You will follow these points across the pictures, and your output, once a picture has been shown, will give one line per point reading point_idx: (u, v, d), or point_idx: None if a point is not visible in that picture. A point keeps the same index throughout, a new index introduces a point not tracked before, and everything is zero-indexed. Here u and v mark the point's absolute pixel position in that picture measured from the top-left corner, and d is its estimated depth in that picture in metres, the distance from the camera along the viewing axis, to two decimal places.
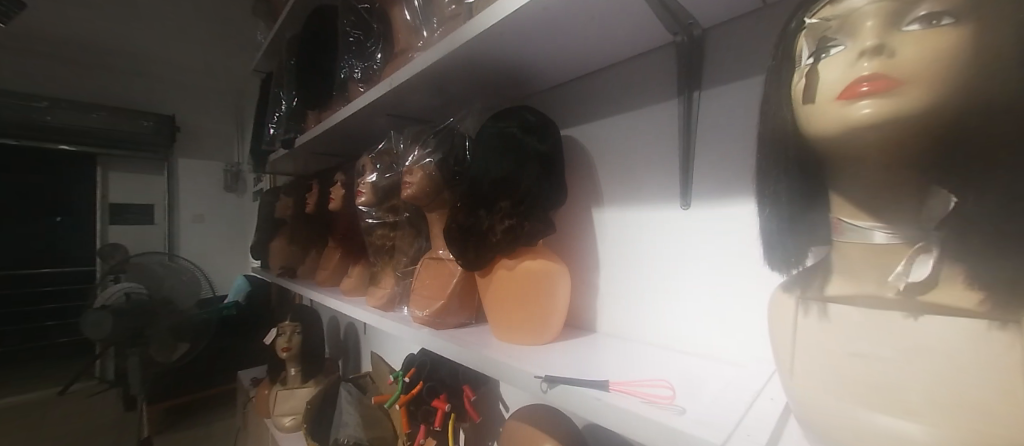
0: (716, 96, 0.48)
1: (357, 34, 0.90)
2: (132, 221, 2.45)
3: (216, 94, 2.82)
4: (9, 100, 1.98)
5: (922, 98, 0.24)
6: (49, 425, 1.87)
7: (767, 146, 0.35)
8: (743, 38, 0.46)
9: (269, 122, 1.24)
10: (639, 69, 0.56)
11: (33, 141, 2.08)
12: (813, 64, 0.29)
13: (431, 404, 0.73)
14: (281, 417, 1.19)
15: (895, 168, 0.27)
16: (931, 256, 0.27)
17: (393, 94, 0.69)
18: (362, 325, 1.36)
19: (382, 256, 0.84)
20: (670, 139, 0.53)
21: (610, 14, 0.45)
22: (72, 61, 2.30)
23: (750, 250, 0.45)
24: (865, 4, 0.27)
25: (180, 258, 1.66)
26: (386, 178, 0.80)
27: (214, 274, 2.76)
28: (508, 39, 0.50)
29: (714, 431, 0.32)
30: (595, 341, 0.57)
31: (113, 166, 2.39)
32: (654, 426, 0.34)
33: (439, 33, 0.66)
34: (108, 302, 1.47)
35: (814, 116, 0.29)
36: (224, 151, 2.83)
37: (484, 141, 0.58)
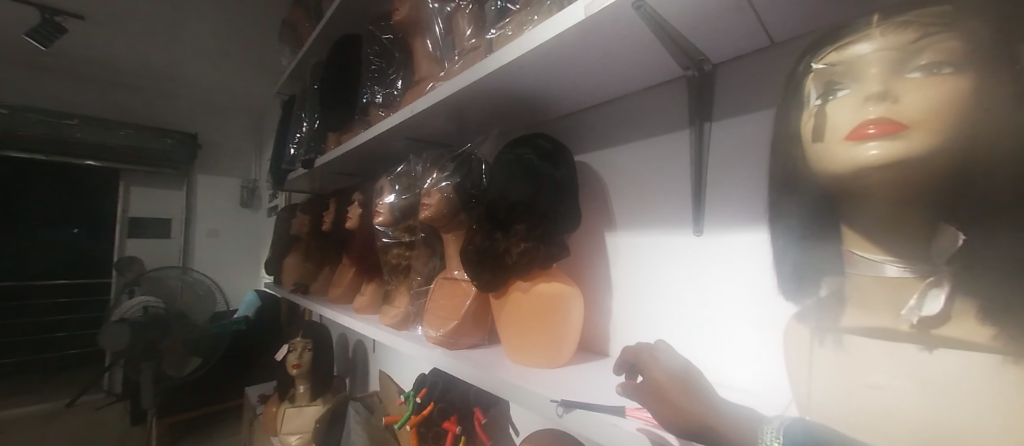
0: (727, 128, 0.50)
1: (379, 62, 0.96)
2: (149, 235, 2.50)
3: (236, 113, 2.91)
4: (42, 117, 2.06)
5: (930, 142, 0.26)
6: (56, 437, 1.86)
7: (779, 178, 0.37)
8: (751, 74, 0.48)
9: (290, 142, 1.29)
10: (652, 100, 0.58)
11: (62, 157, 2.15)
12: (822, 106, 0.31)
13: (442, 426, 0.73)
14: (288, 436, 1.20)
15: (905, 206, 0.28)
16: (942, 290, 0.28)
17: (414, 120, 0.72)
18: (372, 343, 1.36)
19: (397, 275, 0.86)
20: (683, 168, 0.54)
21: (630, 49, 0.47)
22: (101, 80, 2.40)
23: (767, 279, 0.46)
24: (870, 53, 0.29)
25: (195, 272, 1.68)
26: (404, 199, 0.82)
27: (225, 289, 2.79)
28: (528, 71, 0.53)
29: (691, 392, 0.34)
30: (608, 365, 0.58)
31: (136, 182, 2.46)
32: None
33: (459, 63, 0.68)
34: (126, 315, 1.51)
35: (825, 154, 0.30)
36: (241, 168, 2.91)
37: (503, 167, 0.60)
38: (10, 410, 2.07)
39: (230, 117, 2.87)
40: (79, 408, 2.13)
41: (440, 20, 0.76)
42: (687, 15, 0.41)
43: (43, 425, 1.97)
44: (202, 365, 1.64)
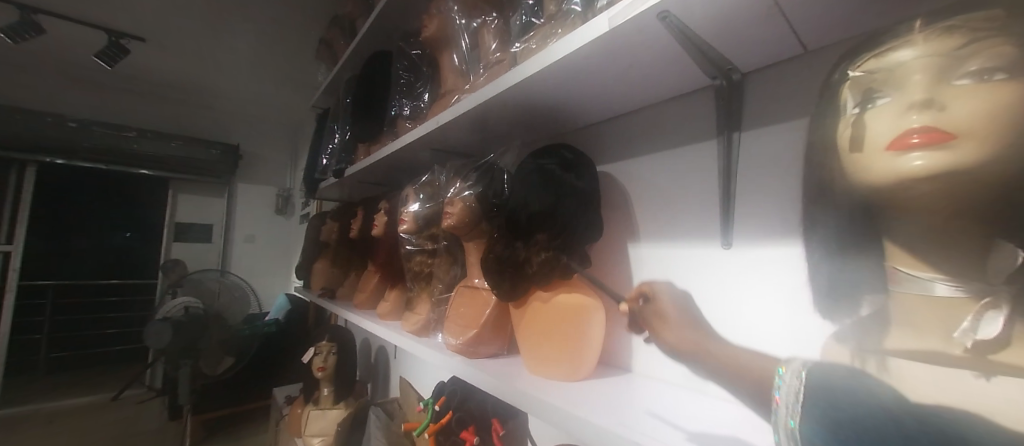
0: (757, 138, 0.48)
1: (408, 76, 0.99)
2: (192, 239, 2.64)
3: (275, 124, 3.06)
4: (104, 129, 2.23)
5: (982, 153, 0.24)
6: (101, 429, 1.97)
7: (814, 190, 0.35)
8: (782, 82, 0.46)
9: (323, 153, 1.34)
10: (678, 110, 0.57)
11: (118, 166, 2.32)
12: (859, 114, 0.29)
13: (460, 436, 0.73)
14: (311, 438, 1.21)
15: (954, 220, 0.26)
16: (1001, 313, 0.26)
17: (439, 131, 0.73)
18: (394, 349, 1.38)
19: (419, 282, 0.87)
20: (711, 179, 0.52)
21: (655, 61, 0.47)
22: (156, 95, 2.59)
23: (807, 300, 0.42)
24: (913, 59, 0.27)
25: (232, 275, 1.76)
26: (427, 207, 0.83)
27: (259, 292, 2.90)
28: (551, 83, 0.53)
29: None
30: (629, 380, 0.56)
31: (183, 189, 2.62)
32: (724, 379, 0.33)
33: (484, 75, 0.69)
34: (169, 315, 1.57)
35: (864, 166, 0.28)
36: (278, 177, 3.04)
37: (525, 177, 0.60)
38: (62, 400, 2.20)
39: (269, 130, 3.03)
40: (123, 402, 2.26)
41: (466, 35, 0.77)
42: (715, 26, 0.40)
43: (90, 417, 2.08)
44: (234, 365, 1.70)
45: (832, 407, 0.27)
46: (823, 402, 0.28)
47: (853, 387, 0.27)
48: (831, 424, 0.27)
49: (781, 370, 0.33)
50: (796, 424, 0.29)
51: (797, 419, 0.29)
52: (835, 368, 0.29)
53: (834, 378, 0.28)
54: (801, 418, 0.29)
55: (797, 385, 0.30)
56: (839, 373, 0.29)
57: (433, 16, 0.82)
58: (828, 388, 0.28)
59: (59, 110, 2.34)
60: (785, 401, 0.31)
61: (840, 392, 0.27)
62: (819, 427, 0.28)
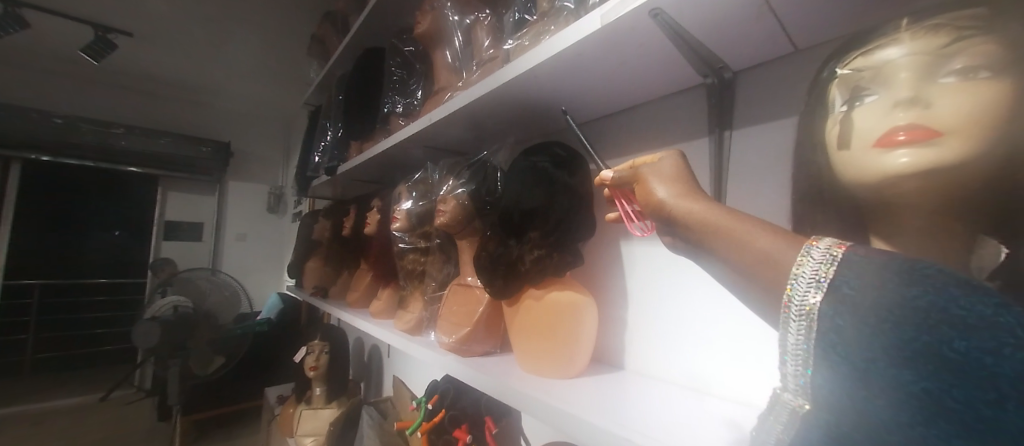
0: (747, 137, 0.48)
1: (401, 73, 0.98)
2: (182, 237, 2.61)
3: (266, 122, 3.03)
4: (91, 126, 2.19)
5: (968, 149, 0.24)
6: (89, 430, 1.94)
7: (803, 190, 0.35)
8: (773, 81, 0.47)
9: (316, 151, 1.33)
10: (669, 108, 0.58)
11: (106, 164, 2.28)
12: (847, 112, 0.29)
13: (453, 434, 0.73)
14: (304, 437, 1.20)
15: (940, 216, 0.26)
16: None
17: (431, 128, 0.73)
18: (387, 348, 1.37)
19: (412, 281, 0.87)
20: (702, 178, 0.53)
21: (647, 58, 0.47)
22: (145, 92, 2.55)
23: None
24: (899, 57, 0.27)
25: (223, 274, 1.75)
26: (420, 205, 0.83)
27: (251, 291, 2.87)
28: (543, 81, 0.53)
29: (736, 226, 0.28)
30: (622, 378, 0.56)
31: (173, 187, 2.58)
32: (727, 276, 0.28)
33: (477, 73, 0.69)
34: (157, 314, 1.56)
35: (851, 164, 0.28)
36: (270, 175, 3.01)
37: (517, 174, 0.60)
38: (49, 402, 2.17)
39: (261, 128, 3.00)
40: (112, 402, 2.23)
41: (459, 32, 0.77)
42: (706, 23, 0.40)
43: (77, 418, 2.05)
44: (225, 365, 1.70)
45: (870, 285, 0.21)
46: (856, 278, 0.21)
47: (904, 267, 0.21)
48: (863, 306, 0.20)
49: (811, 245, 0.24)
50: (817, 302, 0.22)
51: (818, 302, 0.22)
52: (882, 251, 0.22)
53: (880, 260, 0.21)
54: (824, 300, 0.22)
55: (827, 260, 0.23)
56: (884, 257, 0.22)
57: (426, 12, 0.81)
58: (869, 266, 0.21)
59: (45, 107, 2.30)
60: (799, 286, 0.23)
61: (885, 271, 0.21)
62: (846, 309, 0.21)
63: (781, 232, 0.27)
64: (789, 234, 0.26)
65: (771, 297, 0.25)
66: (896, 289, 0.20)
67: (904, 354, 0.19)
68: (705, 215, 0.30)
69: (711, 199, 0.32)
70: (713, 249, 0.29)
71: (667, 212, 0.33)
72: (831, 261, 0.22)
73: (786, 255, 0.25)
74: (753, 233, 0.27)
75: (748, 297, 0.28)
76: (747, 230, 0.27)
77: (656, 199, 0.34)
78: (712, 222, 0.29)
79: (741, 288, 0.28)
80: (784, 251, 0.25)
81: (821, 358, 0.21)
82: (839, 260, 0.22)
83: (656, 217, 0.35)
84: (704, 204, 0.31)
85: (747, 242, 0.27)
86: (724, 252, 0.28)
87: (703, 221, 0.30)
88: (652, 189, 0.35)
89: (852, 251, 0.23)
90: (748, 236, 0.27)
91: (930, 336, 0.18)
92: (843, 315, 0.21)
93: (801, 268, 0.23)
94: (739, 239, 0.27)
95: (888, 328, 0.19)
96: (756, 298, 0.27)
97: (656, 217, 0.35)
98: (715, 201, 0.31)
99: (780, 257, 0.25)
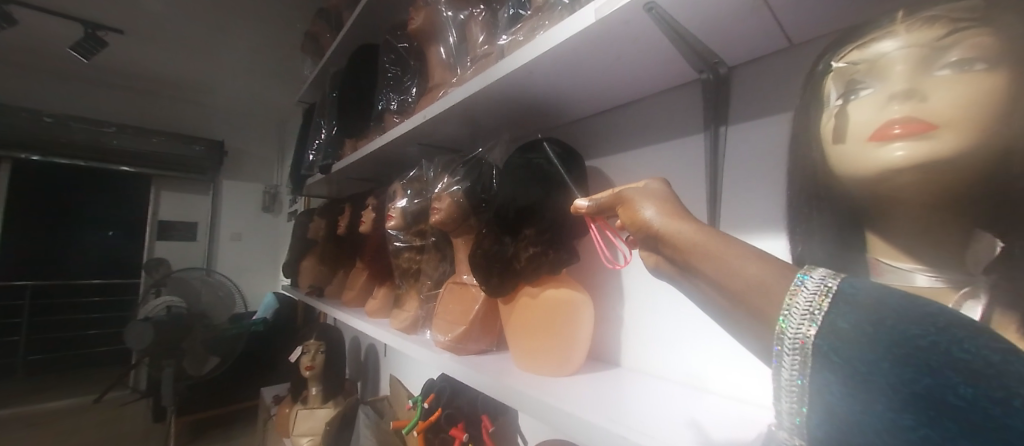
0: (742, 133, 0.48)
1: (395, 70, 0.98)
2: (176, 237, 2.59)
3: (260, 120, 3.00)
4: (82, 125, 2.17)
5: (961, 142, 0.24)
6: (82, 432, 1.92)
7: (799, 184, 0.35)
8: (768, 76, 0.47)
9: (310, 149, 1.32)
10: (665, 104, 0.57)
11: (97, 163, 2.26)
12: (843, 106, 0.29)
13: (449, 433, 0.72)
14: (300, 437, 1.19)
15: (934, 212, 0.26)
16: (980, 303, 0.26)
17: (426, 126, 0.73)
18: (383, 347, 1.37)
19: (407, 279, 0.86)
20: (698, 173, 0.52)
21: (641, 53, 0.47)
22: (137, 91, 2.53)
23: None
24: (894, 50, 0.27)
25: (217, 274, 1.74)
26: (415, 203, 0.82)
27: (246, 291, 2.85)
28: (537, 77, 0.53)
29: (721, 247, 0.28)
30: (619, 375, 0.56)
31: (166, 187, 2.56)
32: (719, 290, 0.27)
33: (471, 69, 0.69)
34: (150, 314, 1.55)
35: (847, 157, 0.28)
36: (264, 174, 2.99)
37: (512, 172, 0.59)
38: (41, 404, 2.15)
39: (255, 126, 2.98)
40: (106, 404, 2.22)
41: (454, 28, 0.77)
42: (701, 18, 0.40)
43: (70, 420, 2.03)
44: (220, 364, 1.70)
45: (866, 321, 0.20)
46: (853, 311, 0.21)
47: (902, 303, 0.20)
48: (861, 342, 0.20)
49: (804, 275, 0.24)
50: (811, 336, 0.22)
51: (812, 334, 0.22)
52: (878, 284, 0.22)
53: (878, 295, 0.21)
54: (818, 332, 0.22)
55: (821, 292, 0.22)
56: (880, 291, 0.22)
57: (419, 8, 0.80)
58: (868, 302, 0.21)
59: (36, 106, 2.27)
60: (793, 317, 0.23)
61: (882, 307, 0.20)
62: (842, 343, 0.21)
63: (772, 260, 0.26)
64: (781, 263, 0.26)
65: (758, 325, 0.25)
66: (894, 325, 0.20)
67: (903, 397, 0.19)
68: (693, 238, 0.30)
69: (698, 219, 0.31)
70: (699, 273, 0.29)
71: (654, 233, 0.32)
72: (826, 292, 0.22)
73: (780, 282, 0.25)
74: (742, 257, 0.27)
75: (732, 323, 0.27)
76: (736, 255, 0.27)
77: (643, 220, 0.33)
78: (699, 246, 0.29)
79: (725, 313, 0.28)
80: (777, 277, 0.25)
81: (817, 395, 0.21)
82: (833, 291, 0.22)
83: (643, 238, 0.34)
84: (691, 225, 0.31)
85: (735, 268, 0.27)
86: (712, 276, 0.28)
87: (690, 244, 0.29)
88: (639, 211, 0.34)
89: (848, 281, 0.23)
90: (737, 261, 0.27)
91: (932, 378, 0.18)
92: (839, 350, 0.21)
93: (794, 298, 0.23)
94: (727, 265, 0.27)
95: (887, 367, 0.19)
96: (740, 323, 0.27)
97: (643, 238, 0.34)
98: (701, 221, 0.31)
99: (772, 285, 0.25)
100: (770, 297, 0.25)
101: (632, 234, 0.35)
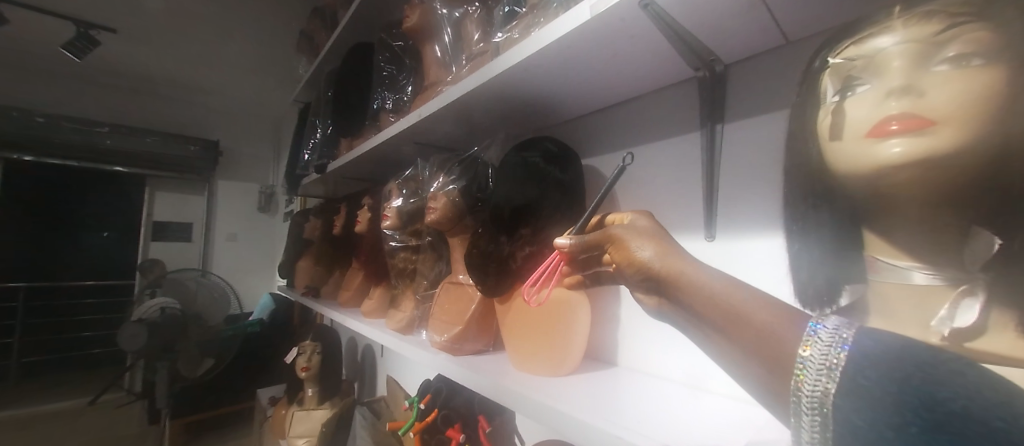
0: (740, 131, 0.48)
1: (391, 69, 0.97)
2: (171, 238, 2.58)
3: (255, 120, 2.98)
4: (74, 125, 2.14)
5: (959, 138, 0.23)
6: (76, 435, 1.91)
7: (795, 181, 0.34)
8: (765, 74, 0.46)
9: (304, 149, 1.31)
10: (662, 102, 0.57)
11: (90, 163, 2.24)
12: (839, 103, 0.29)
13: (446, 434, 0.72)
14: (296, 438, 1.18)
15: (934, 211, 0.26)
16: (977, 301, 0.25)
17: (421, 124, 0.72)
18: (379, 347, 1.36)
19: (403, 280, 0.86)
20: (694, 171, 0.52)
21: (637, 51, 0.46)
22: (132, 91, 2.52)
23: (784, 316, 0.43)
24: (891, 46, 0.27)
25: (212, 275, 1.73)
26: (411, 203, 0.82)
27: (242, 292, 2.84)
28: (532, 76, 0.52)
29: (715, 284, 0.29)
30: (615, 375, 0.56)
31: (161, 187, 2.55)
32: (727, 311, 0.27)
33: (467, 67, 0.68)
34: (144, 316, 1.54)
35: (845, 155, 0.28)
36: (260, 174, 2.97)
37: (508, 171, 0.59)
38: (34, 407, 2.13)
39: (251, 126, 2.96)
40: (100, 406, 2.20)
41: (448, 26, 0.76)
42: (697, 16, 0.40)
43: (63, 423, 2.02)
44: (214, 367, 1.66)
45: (888, 380, 0.20)
46: (871, 366, 0.21)
47: (923, 356, 0.20)
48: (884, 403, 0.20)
49: (816, 324, 0.24)
50: (830, 393, 0.21)
51: (831, 393, 0.21)
52: (895, 335, 0.22)
53: (896, 349, 0.21)
54: (838, 393, 0.21)
55: (833, 345, 0.22)
56: (898, 344, 0.21)
57: (414, 6, 0.80)
58: (891, 357, 0.21)
59: (29, 105, 2.25)
60: (810, 371, 0.22)
61: (908, 365, 0.20)
62: (864, 406, 0.20)
63: (780, 306, 0.26)
64: (789, 310, 0.26)
65: (770, 376, 0.25)
66: (919, 386, 0.19)
67: None
68: (695, 279, 0.30)
69: (692, 258, 0.32)
70: (707, 320, 0.28)
71: (649, 272, 0.33)
72: (840, 344, 0.22)
73: (792, 332, 0.25)
74: (749, 304, 0.27)
75: (742, 375, 0.27)
76: (743, 301, 0.27)
77: (640, 261, 0.34)
78: (705, 290, 0.29)
79: (735, 363, 0.27)
80: (786, 325, 0.25)
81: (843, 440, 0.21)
82: (848, 343, 0.22)
83: (637, 278, 0.34)
84: (684, 264, 0.31)
85: (728, 302, 0.28)
86: (705, 313, 0.29)
87: (686, 280, 0.30)
88: (632, 251, 0.35)
89: (862, 333, 0.22)
90: (745, 308, 0.27)
91: None
92: (860, 414, 0.20)
93: (809, 348, 0.23)
94: (737, 313, 0.27)
95: (915, 433, 0.19)
96: (750, 373, 0.26)
97: (639, 277, 0.34)
98: (693, 257, 0.32)
99: (781, 333, 0.25)
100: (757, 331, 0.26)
101: (627, 273, 0.35)
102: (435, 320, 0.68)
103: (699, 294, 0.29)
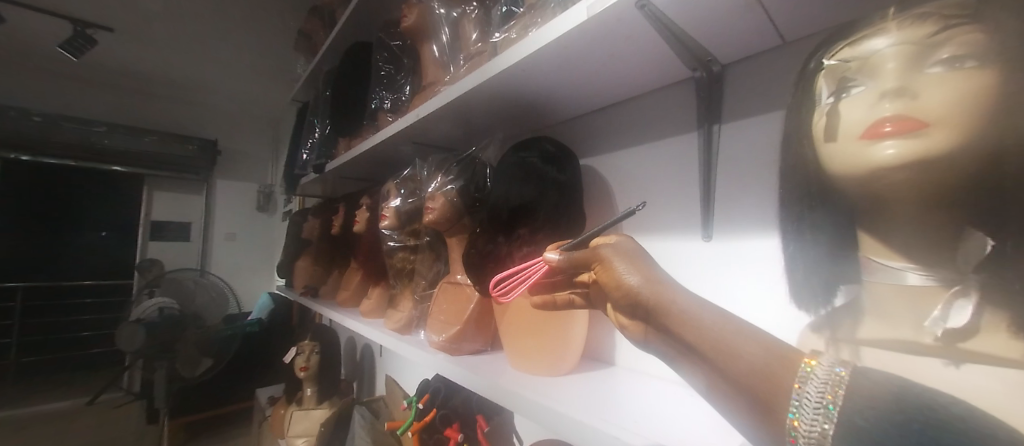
0: (737, 131, 0.48)
1: (389, 68, 0.97)
2: (170, 238, 2.57)
3: (254, 119, 2.98)
4: (73, 125, 2.15)
5: (955, 139, 0.23)
6: (75, 435, 1.90)
7: (792, 180, 0.34)
8: (761, 74, 0.46)
9: (303, 148, 1.31)
10: (659, 102, 0.57)
11: (89, 163, 2.24)
12: (834, 103, 0.29)
13: (444, 433, 0.73)
14: (295, 438, 1.18)
15: (929, 210, 0.26)
16: (970, 301, 0.25)
17: (419, 124, 0.72)
18: (378, 347, 1.36)
19: (402, 280, 0.86)
20: (692, 172, 0.52)
21: (633, 52, 0.46)
22: (130, 90, 2.52)
23: (775, 322, 0.43)
24: (886, 47, 0.27)
25: (211, 275, 1.73)
26: (409, 203, 0.82)
27: (241, 291, 2.83)
28: (530, 76, 0.52)
29: (701, 310, 0.29)
30: (612, 374, 0.56)
31: (159, 187, 2.54)
32: (722, 334, 0.27)
33: (465, 67, 0.68)
34: (143, 315, 1.54)
35: (839, 156, 0.28)
36: (258, 173, 2.97)
37: (507, 172, 0.59)
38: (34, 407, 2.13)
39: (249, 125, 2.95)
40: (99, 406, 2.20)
41: (446, 26, 0.76)
42: (694, 17, 0.40)
43: (63, 423, 2.01)
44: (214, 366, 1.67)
45: (888, 422, 0.21)
46: (872, 408, 0.21)
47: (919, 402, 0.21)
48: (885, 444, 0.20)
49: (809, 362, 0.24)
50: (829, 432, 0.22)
51: (830, 428, 0.22)
52: (887, 374, 0.23)
53: (894, 392, 0.21)
54: (837, 434, 0.22)
55: (832, 382, 0.22)
56: (888, 380, 0.22)
57: (412, 6, 0.79)
58: (889, 400, 0.21)
59: (26, 105, 2.24)
60: (805, 410, 0.23)
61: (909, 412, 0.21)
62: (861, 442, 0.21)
63: (768, 340, 0.27)
64: (778, 344, 0.26)
65: (760, 413, 0.25)
66: (922, 431, 0.20)
67: None
68: (683, 307, 0.30)
69: (680, 286, 0.32)
70: (694, 350, 0.29)
71: (635, 298, 0.33)
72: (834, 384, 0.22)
73: (782, 367, 0.25)
74: (739, 337, 0.27)
75: (730, 406, 0.27)
76: (733, 333, 0.27)
77: (626, 286, 0.33)
78: (693, 320, 0.29)
79: (721, 393, 0.27)
80: (777, 358, 0.25)
81: None
82: (844, 382, 0.22)
83: (622, 302, 0.34)
84: (670, 295, 0.31)
85: (709, 336, 0.28)
86: (689, 341, 0.29)
87: (674, 311, 0.30)
88: (620, 272, 0.34)
89: (856, 373, 0.23)
90: (735, 340, 0.27)
91: None
92: None
93: (803, 385, 0.23)
94: (728, 348, 0.27)
95: None
96: (738, 405, 0.26)
97: (625, 303, 0.33)
98: (680, 283, 0.32)
99: (772, 368, 0.25)
100: (744, 363, 0.26)
101: (614, 296, 0.34)
102: (433, 321, 0.68)
103: (689, 324, 0.29)
